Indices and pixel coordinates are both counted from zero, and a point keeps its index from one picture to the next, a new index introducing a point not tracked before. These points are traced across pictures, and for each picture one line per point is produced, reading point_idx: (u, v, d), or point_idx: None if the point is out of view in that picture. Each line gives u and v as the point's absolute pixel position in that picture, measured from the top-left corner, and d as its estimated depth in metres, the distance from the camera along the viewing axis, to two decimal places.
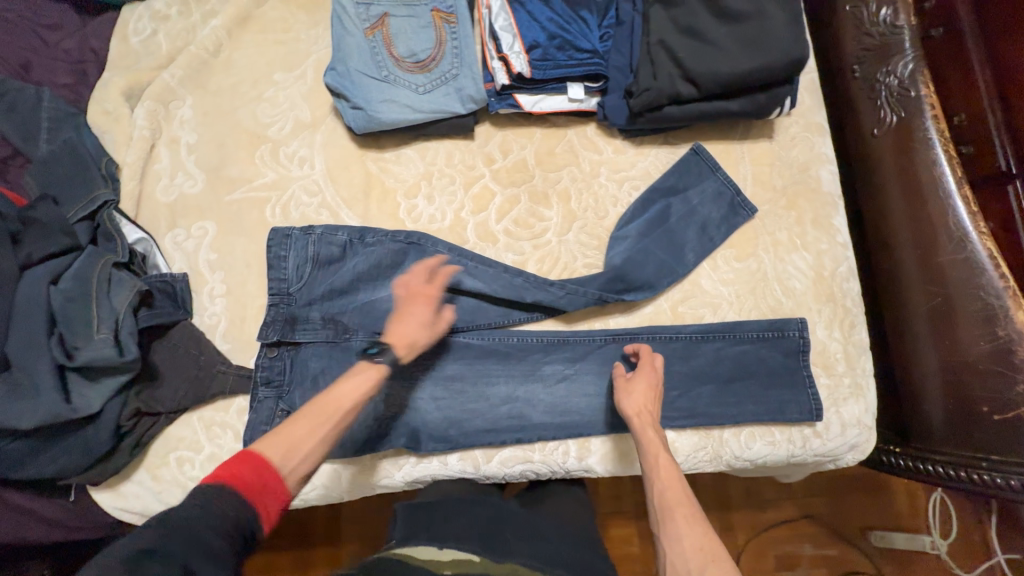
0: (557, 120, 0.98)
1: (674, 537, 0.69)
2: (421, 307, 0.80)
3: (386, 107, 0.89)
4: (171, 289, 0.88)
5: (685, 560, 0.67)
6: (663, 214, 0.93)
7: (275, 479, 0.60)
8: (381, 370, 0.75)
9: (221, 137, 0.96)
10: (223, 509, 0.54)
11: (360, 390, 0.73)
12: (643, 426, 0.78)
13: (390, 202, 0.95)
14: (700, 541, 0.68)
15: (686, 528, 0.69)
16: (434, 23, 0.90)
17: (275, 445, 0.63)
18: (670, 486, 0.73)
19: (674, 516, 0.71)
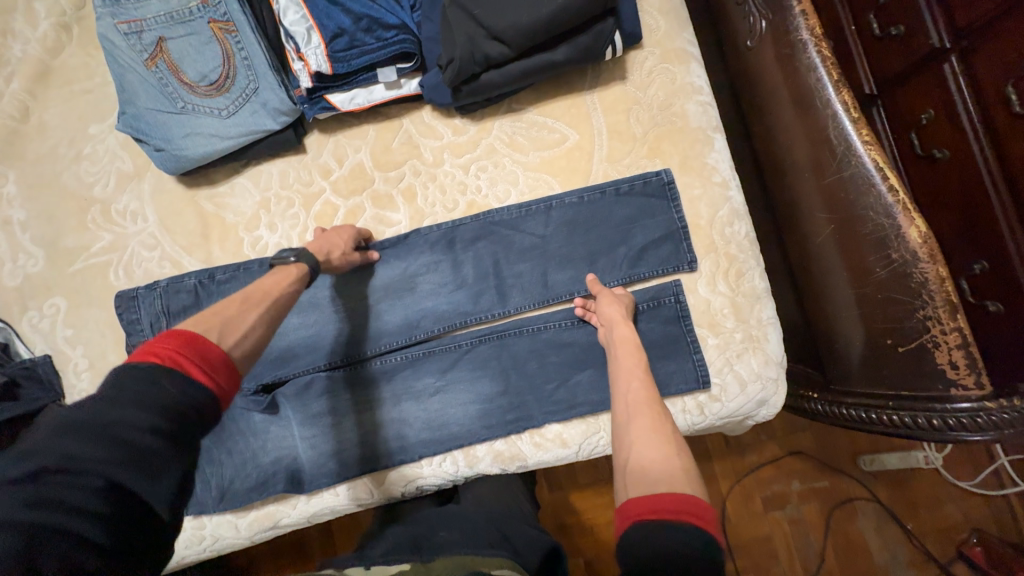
0: (388, 111, 0.89)
1: (630, 434, 0.62)
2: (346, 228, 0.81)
3: (191, 141, 0.83)
4: (36, 372, 0.87)
5: (636, 461, 0.59)
6: (557, 259, 0.84)
7: (217, 355, 0.53)
8: (301, 269, 0.71)
9: (51, 207, 0.92)
10: (165, 397, 0.47)
11: (281, 283, 0.68)
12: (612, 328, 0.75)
13: (233, 239, 0.90)
14: (651, 446, 0.59)
15: (652, 425, 0.62)
16: (215, 36, 0.81)
17: (209, 326, 0.56)
18: (638, 394, 0.66)
19: (643, 420, 0.63)
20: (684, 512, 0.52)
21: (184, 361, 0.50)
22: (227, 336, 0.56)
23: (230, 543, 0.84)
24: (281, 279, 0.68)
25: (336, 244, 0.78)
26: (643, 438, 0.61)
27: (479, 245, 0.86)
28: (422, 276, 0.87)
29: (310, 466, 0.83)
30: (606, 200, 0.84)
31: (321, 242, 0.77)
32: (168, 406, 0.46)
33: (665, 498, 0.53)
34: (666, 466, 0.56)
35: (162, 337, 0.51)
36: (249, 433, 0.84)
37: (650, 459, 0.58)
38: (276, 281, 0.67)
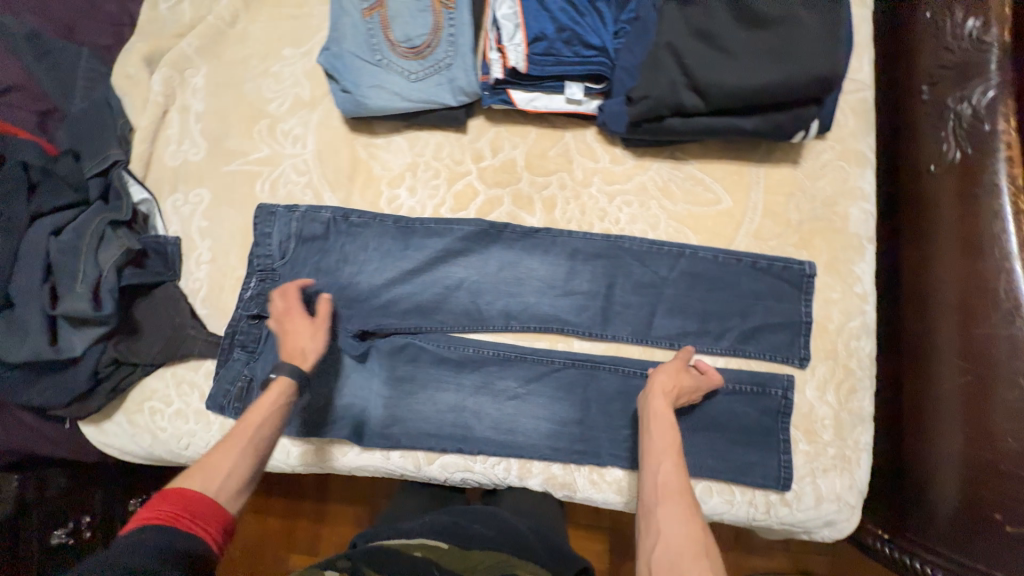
0: (555, 120, 0.92)
1: (657, 520, 0.62)
2: (299, 320, 0.81)
3: (375, 93, 0.87)
4: (162, 250, 0.92)
5: (662, 552, 0.58)
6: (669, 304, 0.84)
7: (201, 502, 0.60)
8: (283, 385, 0.75)
9: (227, 108, 0.99)
10: (156, 539, 0.55)
11: (270, 401, 0.73)
12: (653, 396, 0.73)
13: (373, 190, 0.94)
14: (681, 538, 0.59)
15: (680, 514, 0.61)
16: (433, 8, 0.86)
17: (203, 472, 0.63)
18: (671, 480, 0.65)
19: (672, 509, 0.62)
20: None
21: (179, 519, 0.58)
22: (217, 477, 0.63)
23: (276, 464, 0.88)
24: (263, 399, 0.73)
25: (304, 342, 0.79)
26: (672, 529, 0.60)
27: (598, 263, 0.87)
28: (535, 272, 0.88)
29: (373, 423, 0.85)
30: (738, 268, 0.83)
31: (292, 345, 0.79)
32: (158, 547, 0.54)
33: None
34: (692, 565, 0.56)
35: (157, 500, 0.60)
36: (330, 372, 0.87)
37: (675, 549, 0.58)
38: (267, 403, 0.72)
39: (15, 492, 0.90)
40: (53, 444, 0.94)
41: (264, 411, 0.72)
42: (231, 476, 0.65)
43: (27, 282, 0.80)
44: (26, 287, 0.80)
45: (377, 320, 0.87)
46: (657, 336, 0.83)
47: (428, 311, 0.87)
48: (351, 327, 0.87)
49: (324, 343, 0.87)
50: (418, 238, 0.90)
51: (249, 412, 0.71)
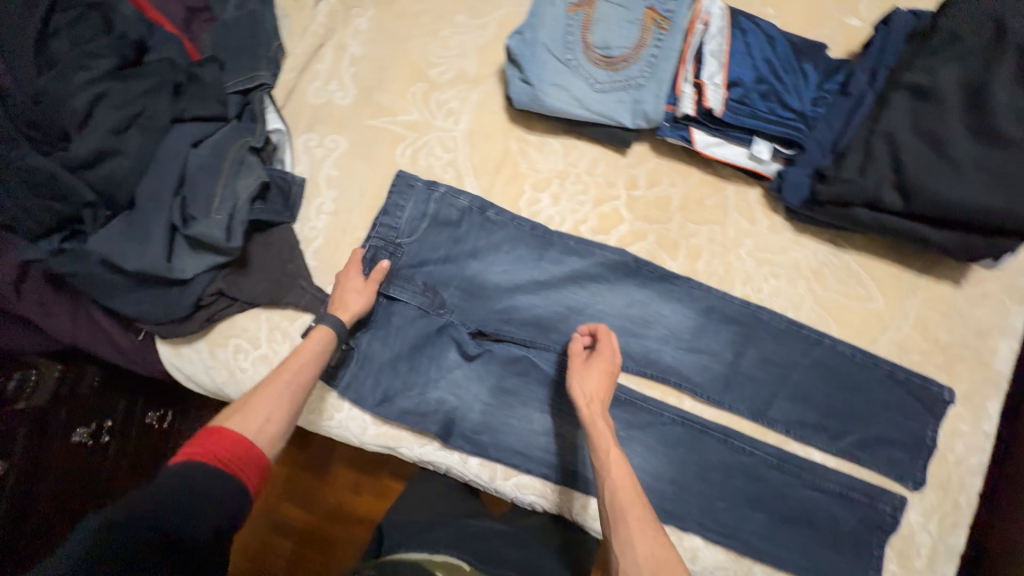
0: (721, 170, 0.88)
1: (630, 540, 0.63)
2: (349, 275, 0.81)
3: (555, 92, 0.83)
4: (287, 187, 0.88)
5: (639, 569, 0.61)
6: (791, 387, 0.82)
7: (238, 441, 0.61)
8: (326, 332, 0.75)
9: (385, 59, 0.94)
10: (192, 480, 0.56)
11: (306, 355, 0.73)
12: (591, 414, 0.73)
13: (516, 187, 0.90)
14: (655, 547, 0.62)
15: (637, 527, 0.63)
16: (644, 23, 0.81)
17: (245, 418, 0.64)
18: (625, 488, 0.66)
19: (639, 522, 0.64)
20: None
21: (218, 458, 0.59)
22: (254, 422, 0.64)
23: (348, 437, 0.86)
24: (302, 352, 0.73)
25: (347, 294, 0.80)
26: (641, 545, 0.62)
27: (726, 328, 0.84)
28: (661, 319, 0.86)
29: (466, 424, 0.84)
30: (873, 373, 0.80)
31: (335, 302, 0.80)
32: (193, 487, 0.56)
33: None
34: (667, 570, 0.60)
35: (202, 438, 0.61)
36: (436, 363, 0.86)
37: (651, 556, 0.62)
38: (307, 349, 0.73)
39: (53, 382, 0.85)
40: (109, 344, 0.90)
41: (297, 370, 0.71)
42: (272, 421, 0.66)
43: (155, 188, 0.76)
44: (153, 193, 0.76)
45: (496, 325, 0.87)
46: (772, 418, 0.82)
47: (549, 328, 0.86)
48: (470, 325, 0.87)
49: (441, 332, 0.87)
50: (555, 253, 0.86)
51: (272, 373, 0.71)
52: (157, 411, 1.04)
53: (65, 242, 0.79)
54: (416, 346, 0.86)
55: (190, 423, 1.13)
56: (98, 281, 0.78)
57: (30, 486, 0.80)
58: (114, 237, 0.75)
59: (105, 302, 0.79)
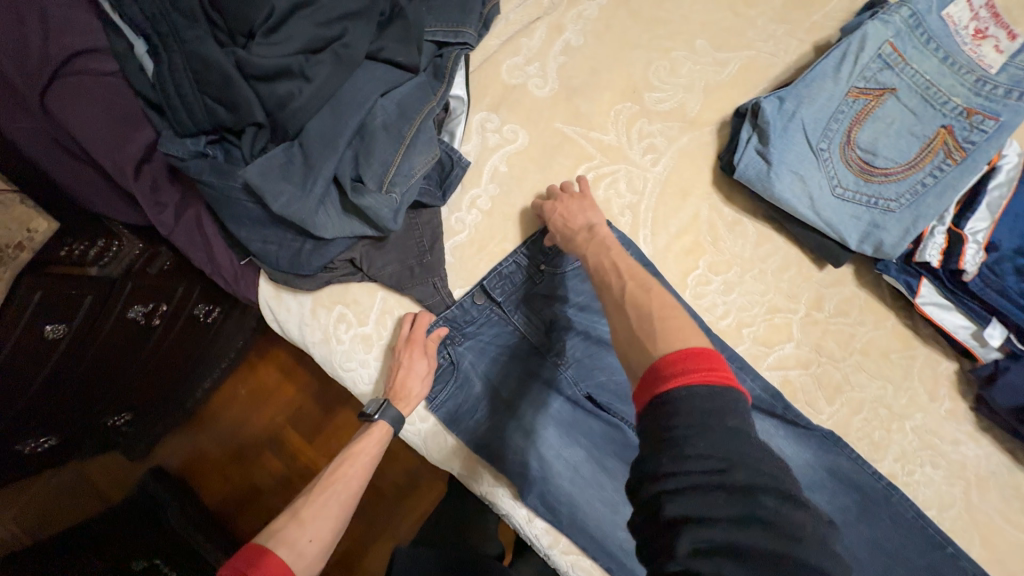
0: (922, 327, 0.77)
1: (612, 326, 0.58)
2: (419, 358, 0.74)
3: (790, 180, 0.70)
4: (446, 166, 0.78)
5: (626, 349, 0.55)
6: None
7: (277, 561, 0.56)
8: (385, 428, 0.72)
9: (602, 61, 0.81)
10: None
11: (363, 455, 0.71)
12: (573, 231, 0.70)
13: (691, 259, 0.79)
14: (636, 317, 0.55)
15: (628, 306, 0.57)
16: (929, 143, 0.67)
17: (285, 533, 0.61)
18: (604, 281, 0.62)
19: (616, 304, 0.59)
20: (692, 367, 0.47)
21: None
22: (297, 539, 0.61)
23: (423, 448, 0.79)
24: (361, 452, 0.72)
25: (412, 383, 0.73)
26: (624, 326, 0.56)
27: (852, 496, 0.74)
28: (783, 459, 0.74)
29: (547, 489, 0.75)
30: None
31: (403, 386, 0.73)
32: None
33: (671, 358, 0.49)
34: (659, 332, 0.52)
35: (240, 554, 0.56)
36: (534, 413, 0.77)
37: (644, 336, 0.53)
38: (365, 455, 0.71)
39: (132, 258, 0.73)
40: (203, 251, 0.79)
41: (351, 479, 0.69)
42: (314, 538, 0.62)
43: (329, 131, 0.67)
44: (325, 136, 0.66)
45: (606, 397, 0.79)
46: None
47: None
48: (582, 388, 0.78)
49: (548, 382, 0.78)
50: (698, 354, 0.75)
51: (323, 479, 0.69)
52: (208, 307, 0.93)
53: (209, 144, 0.71)
54: (518, 385, 0.77)
55: (233, 326, 1.03)
56: (235, 206, 0.70)
57: (79, 350, 0.69)
58: (269, 170, 0.66)
59: (232, 226, 0.72)
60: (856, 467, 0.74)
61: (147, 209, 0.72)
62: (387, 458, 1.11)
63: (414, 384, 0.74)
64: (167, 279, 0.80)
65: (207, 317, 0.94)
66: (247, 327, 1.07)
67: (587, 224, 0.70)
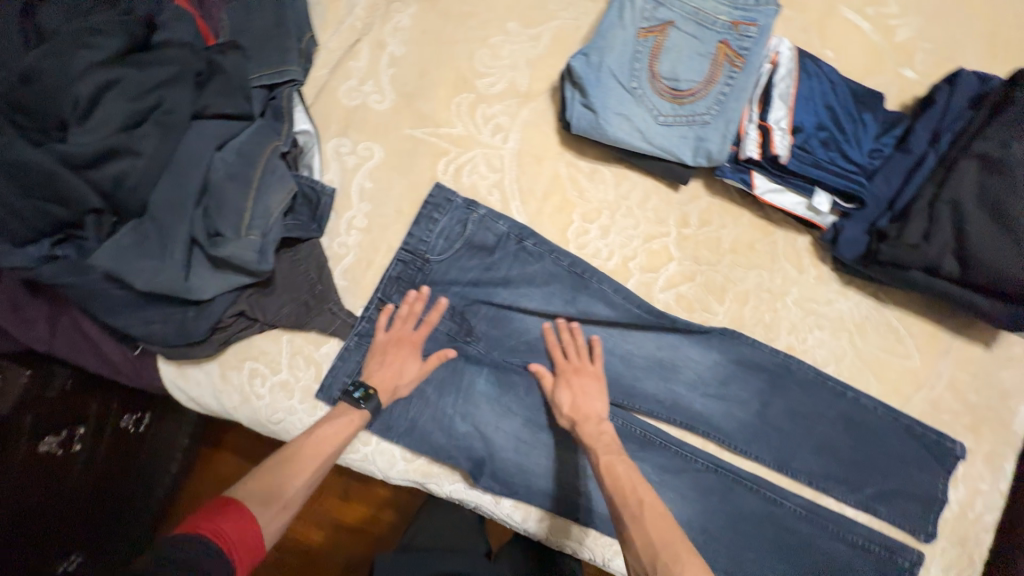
0: (773, 214, 0.86)
1: (628, 538, 0.62)
2: (408, 349, 0.77)
3: (618, 121, 0.78)
4: (314, 198, 0.80)
5: (641, 559, 0.60)
6: (830, 442, 0.81)
7: (259, 537, 0.59)
8: (364, 415, 0.73)
9: (429, 63, 0.87)
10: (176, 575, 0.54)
11: (339, 432, 0.71)
12: (580, 420, 0.75)
13: (565, 216, 0.85)
14: (649, 534, 0.61)
15: (642, 524, 0.62)
16: (716, 57, 0.77)
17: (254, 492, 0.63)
18: (617, 485, 0.67)
19: (633, 513, 0.64)
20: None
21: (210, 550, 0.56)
22: (270, 503, 0.62)
23: (374, 470, 0.80)
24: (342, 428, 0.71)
25: (402, 381, 0.77)
26: (638, 537, 0.61)
27: (759, 376, 0.82)
28: (692, 364, 0.82)
29: (496, 464, 0.78)
30: (892, 427, 0.81)
31: (388, 378, 0.75)
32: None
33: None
34: (671, 559, 0.58)
35: (215, 512, 0.58)
36: (463, 394, 0.79)
37: (649, 547, 0.60)
38: (340, 434, 0.71)
39: (21, 388, 0.68)
40: (93, 355, 0.75)
41: (330, 457, 0.69)
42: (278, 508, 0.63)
43: (173, 196, 0.67)
44: (170, 202, 0.67)
45: (521, 360, 0.81)
46: (797, 469, 0.81)
47: (576, 364, 0.81)
48: (498, 358, 0.81)
49: (466, 360, 0.80)
50: (590, 291, 0.81)
51: (298, 452, 0.68)
52: (134, 415, 0.85)
53: (56, 246, 0.68)
54: (443, 379, 0.79)
55: (175, 425, 0.95)
56: (101, 296, 0.68)
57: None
58: (123, 251, 0.65)
59: (106, 319, 0.69)
60: (759, 350, 0.82)
61: (11, 329, 0.69)
62: (376, 503, 1.07)
63: (402, 382, 0.77)
64: (69, 398, 0.74)
65: (138, 427, 0.86)
66: (189, 423, 0.99)
67: (598, 415, 0.76)
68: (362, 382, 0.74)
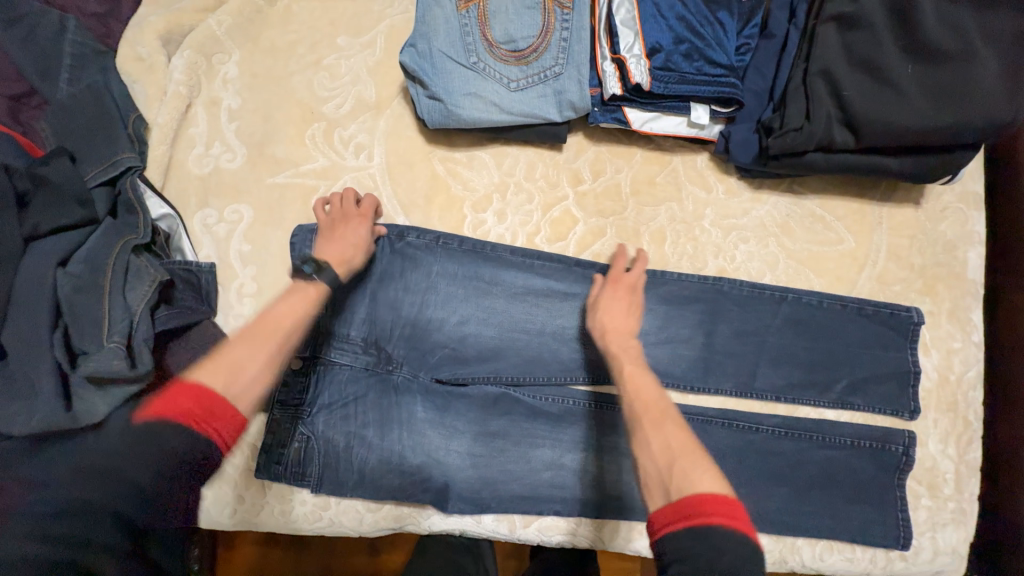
0: (663, 142, 0.82)
1: (641, 439, 0.57)
2: (354, 226, 0.72)
3: (469, 102, 0.74)
4: (194, 280, 0.75)
5: (655, 464, 0.54)
6: (789, 351, 0.78)
7: (229, 406, 0.52)
8: (321, 288, 0.65)
9: (269, 105, 0.82)
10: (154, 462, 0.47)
11: (299, 310, 0.62)
12: (616, 341, 0.69)
13: (455, 213, 0.81)
14: (671, 440, 0.56)
15: (659, 431, 0.57)
16: (544, 4, 0.74)
17: (223, 371, 0.54)
18: (637, 390, 0.62)
19: (654, 421, 0.58)
20: (721, 512, 0.48)
21: (195, 419, 0.49)
22: (237, 381, 0.54)
23: (344, 531, 0.75)
24: (298, 299, 0.63)
25: (355, 251, 0.70)
26: (655, 440, 0.56)
27: (698, 309, 0.78)
28: None
29: (461, 485, 0.74)
30: (846, 316, 0.78)
31: (339, 251, 0.69)
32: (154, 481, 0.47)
33: (713, 499, 0.49)
34: (688, 469, 0.52)
35: (172, 396, 0.50)
36: (405, 427, 0.75)
37: (672, 456, 0.54)
38: (298, 304, 0.63)
39: None
40: None
41: (298, 325, 0.62)
42: (245, 371, 0.55)
43: (27, 329, 0.63)
44: (25, 337, 0.63)
45: (453, 371, 0.77)
46: (763, 390, 0.78)
47: (510, 357, 0.78)
48: (427, 375, 0.77)
49: (396, 392, 0.76)
50: (495, 274, 0.79)
51: (253, 326, 0.60)
52: None
53: None
54: (379, 418, 0.75)
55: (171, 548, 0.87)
56: None
57: None
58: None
59: None
60: (688, 282, 0.78)
61: None
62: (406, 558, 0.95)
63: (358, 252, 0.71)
64: None
65: None
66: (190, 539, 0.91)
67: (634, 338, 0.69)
68: (310, 256, 0.66)
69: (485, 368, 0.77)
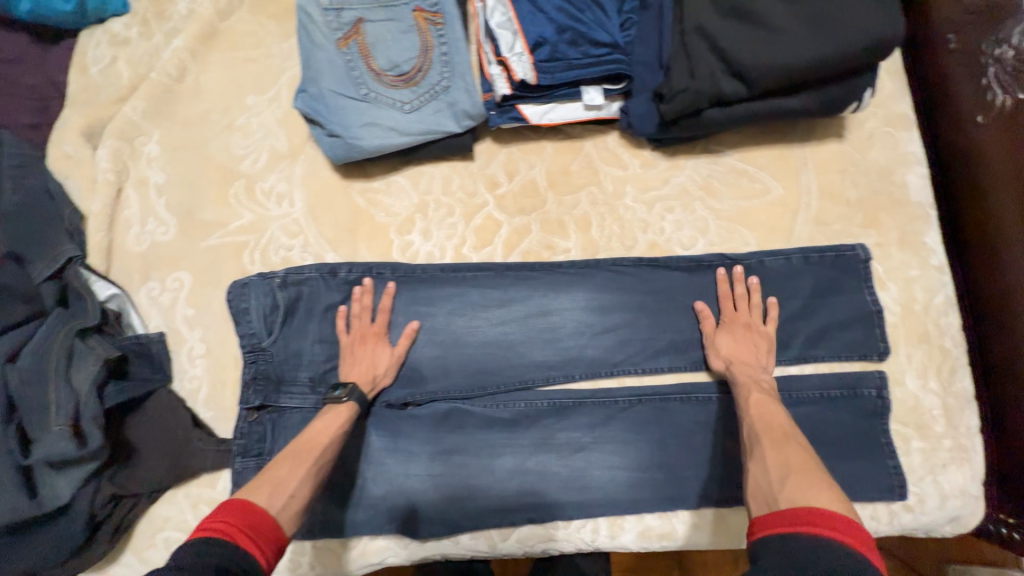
0: (571, 130, 0.83)
1: (760, 454, 0.59)
2: (374, 346, 0.76)
3: (368, 131, 0.76)
4: (147, 350, 0.78)
5: (766, 475, 0.55)
6: None
7: (270, 521, 0.55)
8: (352, 408, 0.71)
9: (192, 173, 0.86)
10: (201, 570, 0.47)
11: (333, 429, 0.68)
12: (738, 373, 0.69)
13: (381, 240, 0.82)
14: (791, 457, 0.56)
15: (775, 446, 0.58)
16: (418, 26, 0.76)
17: (266, 488, 0.58)
18: (761, 415, 0.63)
19: (777, 437, 0.59)
20: (834, 525, 0.45)
21: (234, 532, 0.52)
22: (277, 495, 0.58)
23: None
24: (335, 419, 0.69)
25: (379, 369, 0.75)
26: (773, 456, 0.57)
27: (635, 287, 0.77)
28: (562, 310, 0.78)
29: (428, 508, 0.73)
30: (788, 266, 0.75)
31: (363, 370, 0.74)
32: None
33: (814, 511, 0.47)
34: (806, 482, 0.52)
35: (218, 510, 0.54)
36: (364, 459, 0.75)
37: (806, 471, 0.53)
38: (332, 425, 0.69)
39: None
40: None
41: (329, 444, 0.67)
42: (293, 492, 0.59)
43: None
44: None
45: (405, 393, 0.77)
46: None
47: (458, 369, 0.78)
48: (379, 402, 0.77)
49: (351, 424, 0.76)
50: (428, 291, 0.79)
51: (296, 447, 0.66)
52: None
53: None
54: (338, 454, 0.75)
55: None
56: None
57: None
58: None
59: None
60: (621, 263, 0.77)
61: None
62: None
63: (381, 369, 0.75)
64: None
65: None
66: None
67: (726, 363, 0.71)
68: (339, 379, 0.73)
69: (437, 386, 0.77)
